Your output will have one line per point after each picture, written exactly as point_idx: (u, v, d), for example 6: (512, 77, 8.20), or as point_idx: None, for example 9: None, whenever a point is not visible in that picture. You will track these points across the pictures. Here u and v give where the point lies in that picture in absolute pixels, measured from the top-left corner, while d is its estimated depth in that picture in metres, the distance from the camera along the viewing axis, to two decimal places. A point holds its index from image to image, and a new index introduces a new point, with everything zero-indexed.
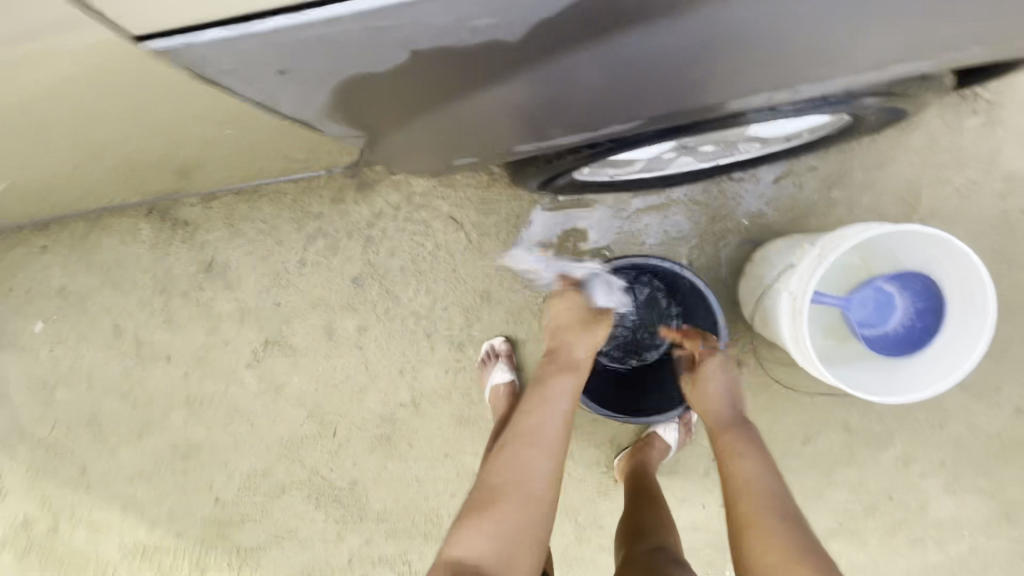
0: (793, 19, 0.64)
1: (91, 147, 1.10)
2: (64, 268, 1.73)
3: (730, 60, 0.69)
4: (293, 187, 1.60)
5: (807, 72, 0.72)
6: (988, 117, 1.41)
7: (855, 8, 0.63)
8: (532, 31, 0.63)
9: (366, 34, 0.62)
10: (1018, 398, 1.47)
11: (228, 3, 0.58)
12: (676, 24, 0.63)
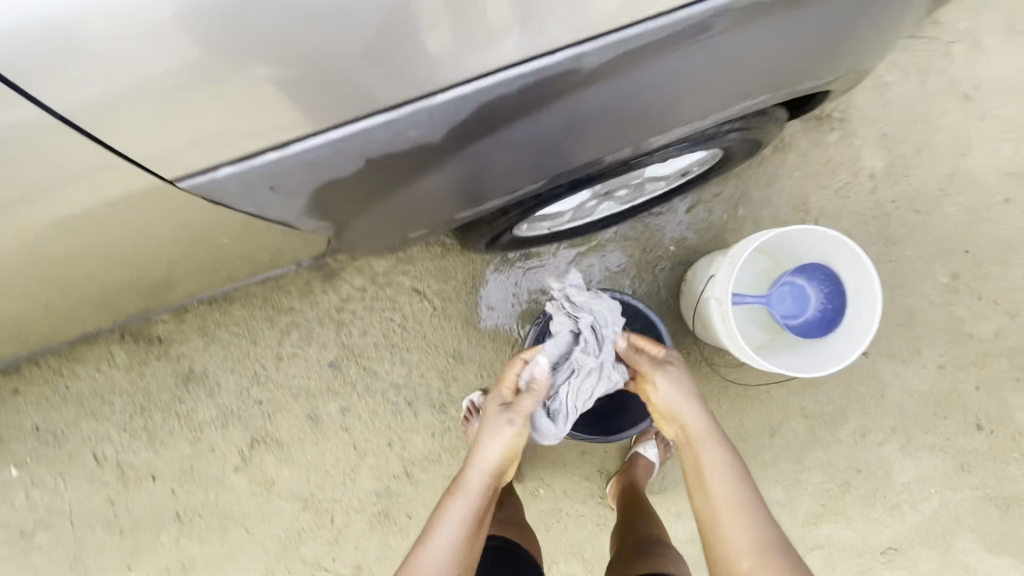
0: (634, 95, 0.85)
1: (78, 288, 1.19)
2: (37, 407, 1.74)
3: (598, 128, 0.89)
4: (261, 288, 1.71)
5: (659, 126, 0.93)
6: (846, 128, 1.69)
7: (674, 80, 0.85)
8: (449, 132, 0.81)
9: (334, 151, 0.79)
10: (938, 356, 1.67)
11: (236, 146, 0.75)
12: (547, 113, 0.82)
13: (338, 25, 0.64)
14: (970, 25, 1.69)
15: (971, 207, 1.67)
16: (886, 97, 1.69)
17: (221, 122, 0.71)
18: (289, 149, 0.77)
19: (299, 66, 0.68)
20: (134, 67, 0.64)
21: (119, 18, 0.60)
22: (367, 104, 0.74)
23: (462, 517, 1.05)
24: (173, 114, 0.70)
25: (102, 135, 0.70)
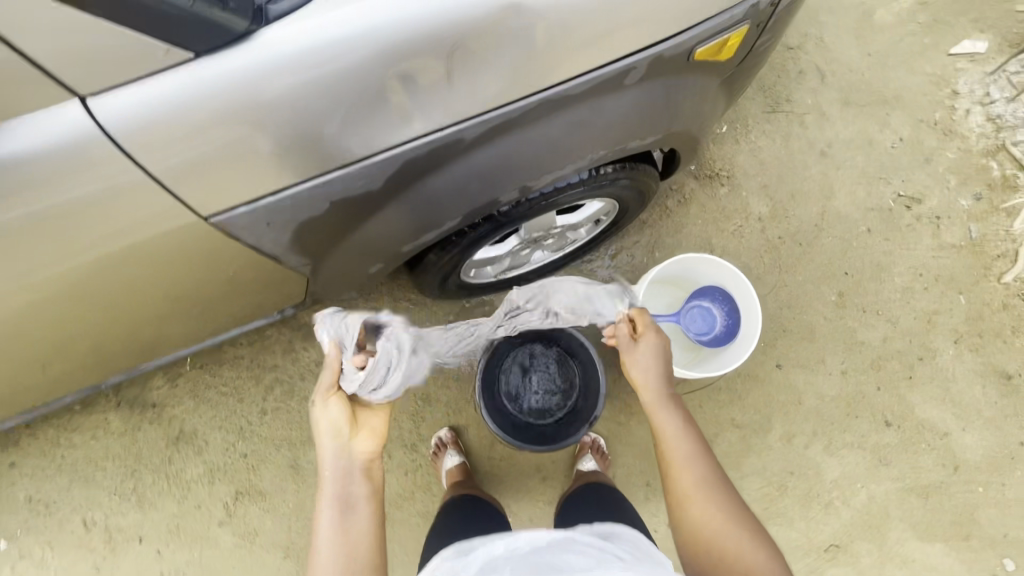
0: (523, 146, 0.97)
1: (91, 361, 1.36)
2: (32, 478, 1.85)
3: (500, 175, 0.99)
4: (249, 350, 1.93)
5: (557, 169, 1.03)
6: (733, 183, 2.08)
7: (555, 136, 0.97)
8: (386, 180, 0.94)
9: (310, 193, 0.92)
10: (840, 364, 1.93)
11: (241, 190, 0.88)
12: (445, 170, 0.95)
13: (303, 98, 0.81)
14: (816, 101, 2.16)
15: (843, 238, 2.03)
16: (760, 158, 2.11)
17: (231, 169, 0.85)
18: (282, 194, 0.91)
19: (282, 130, 0.83)
20: (165, 141, 0.81)
21: (153, 104, 0.78)
22: (336, 155, 0.88)
23: (330, 510, 1.01)
24: (195, 165, 0.83)
25: (142, 191, 0.84)
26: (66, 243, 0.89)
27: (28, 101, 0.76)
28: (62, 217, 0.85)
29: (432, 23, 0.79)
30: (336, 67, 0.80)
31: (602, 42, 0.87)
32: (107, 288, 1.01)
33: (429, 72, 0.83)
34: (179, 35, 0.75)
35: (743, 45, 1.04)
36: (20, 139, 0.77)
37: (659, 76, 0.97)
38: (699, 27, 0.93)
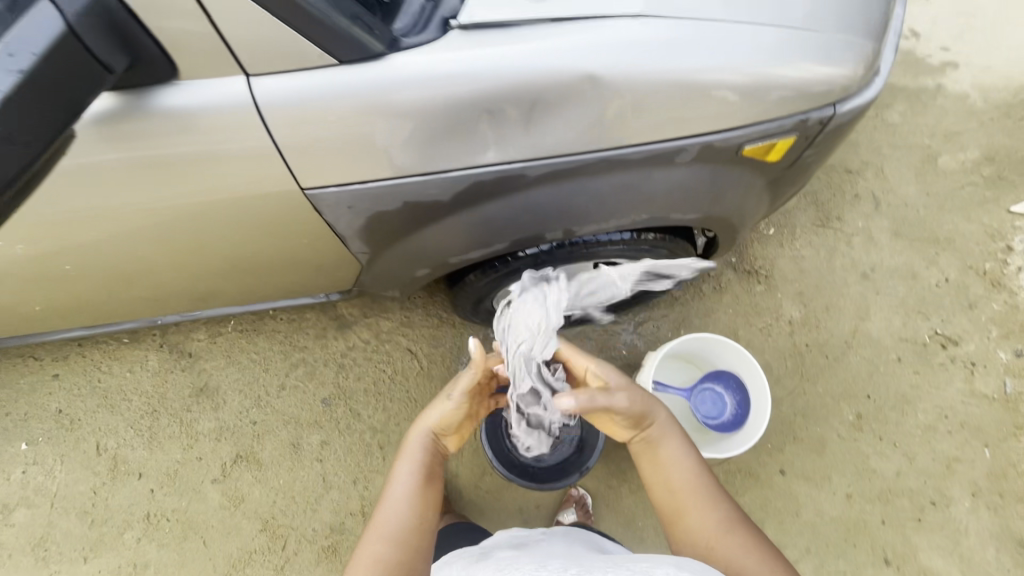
0: (578, 194, 1.07)
1: (154, 297, 1.52)
2: (67, 394, 2.02)
3: (551, 211, 1.10)
4: (287, 326, 2.08)
5: (603, 219, 1.14)
6: (769, 283, 2.15)
7: (608, 191, 1.08)
8: (454, 196, 1.04)
9: (390, 192, 1.03)
10: (847, 486, 1.89)
11: (335, 177, 1.01)
12: (506, 198, 1.06)
13: (414, 113, 0.94)
14: (866, 225, 2.24)
15: (871, 361, 2.03)
16: (801, 265, 2.17)
17: (333, 156, 0.98)
18: (367, 186, 1.03)
19: (387, 135, 0.95)
20: (289, 121, 0.94)
21: (292, 92, 0.92)
22: (424, 166, 1.00)
23: (408, 480, 1.09)
24: (307, 147, 0.97)
25: (259, 158, 0.98)
26: (190, 184, 1.02)
27: (202, 70, 0.91)
28: (193, 161, 0.99)
29: (540, 76, 0.90)
30: (450, 94, 0.91)
31: (665, 122, 0.97)
32: (201, 233, 1.15)
33: (522, 111, 0.92)
34: (333, 45, 0.89)
35: (788, 153, 1.14)
36: (188, 95, 0.93)
37: (708, 162, 1.08)
38: (751, 127, 1.03)
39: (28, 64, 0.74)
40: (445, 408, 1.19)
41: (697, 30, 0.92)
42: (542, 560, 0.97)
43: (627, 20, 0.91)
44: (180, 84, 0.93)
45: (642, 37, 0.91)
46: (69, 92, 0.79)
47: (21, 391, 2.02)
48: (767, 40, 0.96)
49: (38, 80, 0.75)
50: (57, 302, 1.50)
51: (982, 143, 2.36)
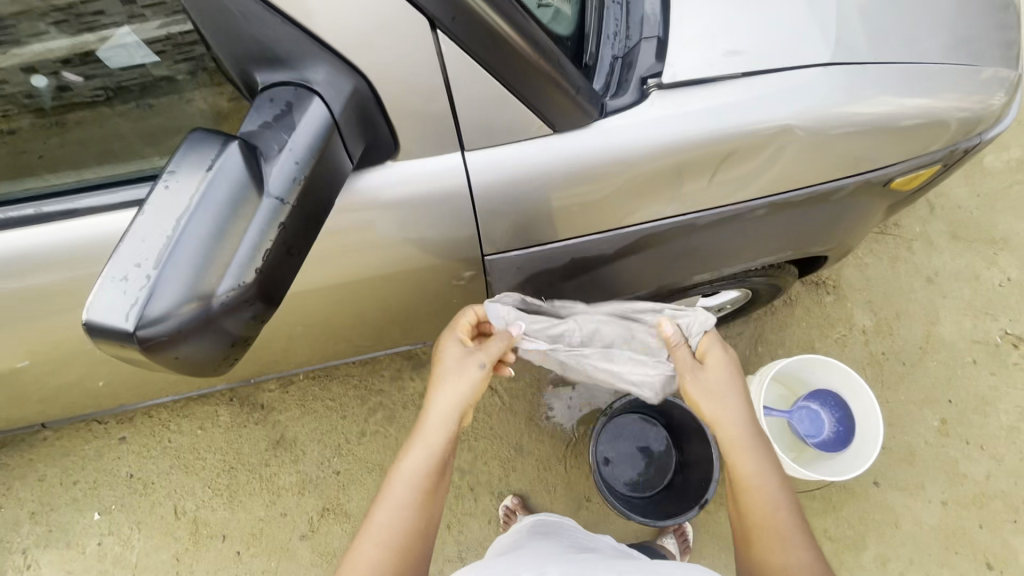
0: (740, 235, 1.05)
1: (250, 367, 1.44)
2: (137, 456, 1.93)
3: (710, 252, 1.07)
4: (360, 370, 2.03)
5: (755, 254, 1.12)
6: (838, 293, 2.15)
7: (766, 231, 1.06)
8: (625, 246, 0.99)
9: (567, 250, 0.97)
10: (942, 493, 1.89)
11: (519, 241, 0.93)
12: (675, 243, 1.02)
13: (624, 173, 0.85)
14: (924, 229, 2.26)
15: (947, 365, 2.05)
16: (866, 274, 2.19)
17: (523, 222, 0.89)
18: (549, 246, 0.95)
19: (586, 198, 0.87)
20: (489, 195, 0.84)
21: (498, 168, 0.82)
22: (612, 221, 0.93)
23: (413, 470, 0.92)
24: (499, 216, 0.87)
25: (446, 231, 0.88)
26: (366, 262, 0.91)
27: (408, 150, 0.78)
28: (368, 229, 0.85)
29: (749, 124, 0.85)
30: (661, 149, 0.83)
31: (833, 164, 0.96)
32: (343, 303, 1.03)
33: (711, 169, 0.88)
34: (555, 115, 0.79)
35: (927, 180, 1.13)
36: (393, 173, 0.81)
37: (857, 196, 1.07)
38: (905, 162, 1.04)
39: (307, 175, 0.60)
40: (469, 382, 0.98)
41: (874, 75, 0.91)
42: (543, 563, 0.85)
43: (814, 69, 0.87)
44: (389, 165, 0.80)
45: (838, 86, 0.88)
46: (331, 200, 0.65)
47: (87, 457, 1.93)
48: (924, 77, 0.96)
49: (314, 193, 0.61)
50: (147, 380, 1.42)
51: None
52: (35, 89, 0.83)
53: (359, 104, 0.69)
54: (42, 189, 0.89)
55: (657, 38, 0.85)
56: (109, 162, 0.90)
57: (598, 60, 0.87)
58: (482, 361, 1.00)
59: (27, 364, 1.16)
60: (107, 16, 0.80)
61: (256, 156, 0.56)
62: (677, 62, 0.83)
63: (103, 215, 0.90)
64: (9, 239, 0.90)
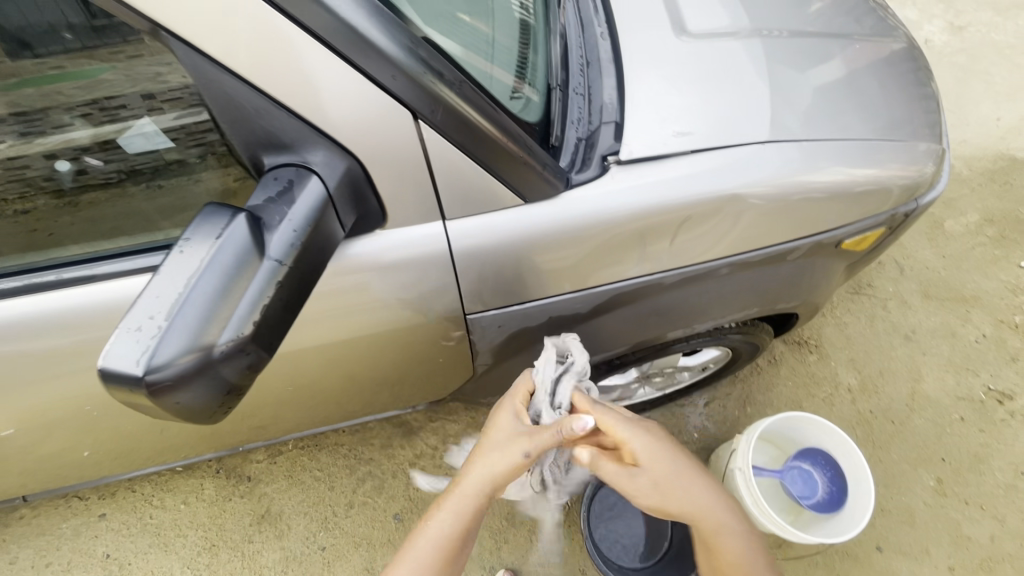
0: (705, 294, 1.13)
1: (239, 433, 1.45)
2: (116, 535, 1.87)
3: (680, 309, 1.14)
4: (350, 439, 2.02)
5: (723, 311, 1.19)
6: (820, 353, 2.20)
7: (731, 289, 1.14)
8: (598, 304, 1.06)
9: (544, 308, 1.04)
10: (949, 557, 1.83)
11: (498, 301, 1.00)
12: (645, 301, 1.09)
13: (590, 237, 0.94)
14: (897, 289, 2.36)
15: (935, 422, 2.06)
16: (846, 333, 2.25)
17: (500, 283, 0.97)
18: (526, 306, 1.02)
19: (558, 261, 0.96)
20: (469, 258, 0.92)
21: (476, 233, 0.90)
22: (583, 282, 1.01)
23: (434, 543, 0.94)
24: (478, 277, 0.95)
25: (429, 293, 0.95)
26: (354, 324, 0.97)
27: (395, 219, 0.87)
28: (357, 292, 0.92)
29: (700, 193, 0.95)
30: (622, 216, 0.93)
31: (784, 227, 1.06)
32: (336, 364, 1.08)
33: (670, 233, 0.97)
34: (525, 187, 0.89)
35: (876, 241, 1.23)
36: (381, 240, 0.89)
37: (812, 257, 1.16)
38: (852, 225, 1.14)
39: (303, 241, 0.68)
40: (509, 465, 0.96)
41: (810, 151, 1.02)
42: None
43: (755, 146, 0.99)
44: (378, 233, 0.89)
45: (779, 161, 0.99)
46: (324, 262, 0.72)
47: (64, 536, 1.86)
48: (857, 151, 1.08)
49: (309, 256, 0.69)
50: (133, 449, 1.43)
51: (979, 207, 2.56)
52: (54, 172, 0.94)
53: (351, 181, 0.79)
54: (59, 258, 0.97)
55: (615, 123, 0.97)
56: (119, 236, 0.98)
57: (564, 141, 0.97)
58: (527, 451, 0.95)
59: (18, 432, 1.19)
60: (127, 111, 0.92)
61: (259, 226, 0.64)
62: (633, 142, 0.95)
63: (116, 281, 0.97)
64: (22, 305, 0.96)
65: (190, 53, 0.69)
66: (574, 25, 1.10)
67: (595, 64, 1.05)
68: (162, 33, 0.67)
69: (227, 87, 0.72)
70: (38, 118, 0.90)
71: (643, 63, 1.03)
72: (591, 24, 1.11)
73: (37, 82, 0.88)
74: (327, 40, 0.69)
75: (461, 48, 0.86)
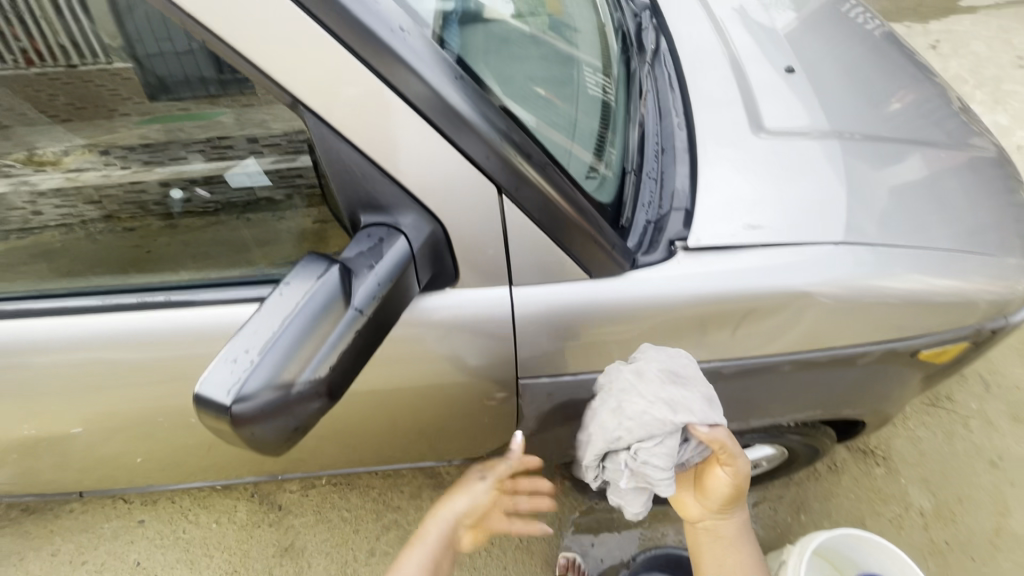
0: (764, 388, 1.08)
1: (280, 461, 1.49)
2: (148, 543, 1.92)
3: (737, 401, 1.10)
4: (382, 482, 2.02)
5: (782, 407, 1.14)
6: (888, 466, 2.02)
7: (793, 386, 1.09)
8: None
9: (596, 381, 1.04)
10: None
11: (550, 368, 1.02)
12: None
13: (650, 317, 0.95)
14: (980, 407, 2.16)
15: None
16: (919, 448, 2.06)
17: (556, 351, 0.99)
18: (578, 377, 1.03)
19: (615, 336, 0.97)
20: (530, 324, 0.95)
21: (539, 301, 0.94)
22: None
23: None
24: (535, 344, 0.98)
25: (485, 353, 0.99)
26: (410, 374, 1.01)
27: (465, 281, 0.92)
28: (419, 343, 0.97)
29: (767, 286, 0.94)
30: (685, 300, 0.93)
31: (855, 328, 1.02)
32: (386, 408, 1.11)
33: (732, 323, 0.96)
34: (592, 264, 0.92)
35: (958, 354, 1.15)
36: (448, 298, 0.94)
37: (884, 363, 1.10)
38: (930, 335, 1.08)
39: (384, 293, 0.73)
40: (473, 494, 1.12)
41: (886, 255, 0.99)
42: None
43: (827, 246, 0.98)
44: (446, 291, 0.93)
45: (855, 262, 0.97)
46: (398, 313, 0.77)
47: (103, 536, 1.94)
48: (940, 260, 1.03)
49: (386, 308, 0.74)
50: (182, 462, 1.49)
51: None
52: (166, 198, 1.09)
53: (432, 244, 0.85)
54: (167, 282, 1.06)
55: (685, 210, 0.99)
56: (213, 269, 1.07)
57: (633, 223, 1.00)
58: (484, 475, 1.15)
59: (92, 430, 1.28)
60: (234, 150, 1.07)
61: (348, 277, 0.70)
62: (703, 230, 0.96)
63: (216, 307, 1.05)
64: (133, 321, 1.06)
65: (317, 125, 0.78)
66: (653, 115, 1.15)
67: (670, 152, 1.08)
68: (297, 106, 0.76)
69: (342, 153, 0.79)
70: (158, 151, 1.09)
71: (719, 155, 1.05)
72: (669, 114, 1.15)
73: (165, 121, 1.09)
74: (434, 121, 0.77)
75: (547, 132, 0.93)
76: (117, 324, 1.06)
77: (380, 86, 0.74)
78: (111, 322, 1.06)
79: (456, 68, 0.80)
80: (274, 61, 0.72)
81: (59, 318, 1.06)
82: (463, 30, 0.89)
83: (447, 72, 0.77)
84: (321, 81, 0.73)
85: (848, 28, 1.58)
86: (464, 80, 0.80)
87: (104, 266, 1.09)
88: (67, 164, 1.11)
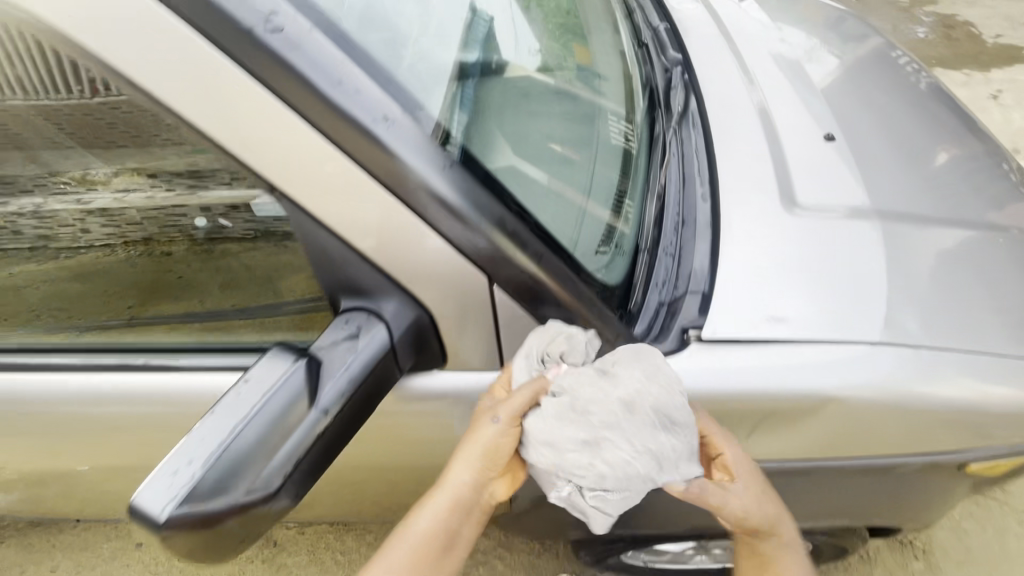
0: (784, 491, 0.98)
1: None
2: (142, 569, 1.90)
3: None
4: (378, 527, 1.95)
5: (803, 511, 1.02)
6: (927, 561, 1.83)
7: (816, 491, 0.98)
8: None
9: None
10: None
11: None
12: None
13: None
14: None
15: None
16: (965, 543, 1.86)
17: None
18: None
19: None
20: None
21: None
22: None
23: (422, 541, 0.86)
24: None
25: None
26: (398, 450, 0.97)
27: (454, 364, 0.87)
28: (407, 420, 0.92)
29: (790, 388, 0.85)
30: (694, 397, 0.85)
31: (891, 437, 0.90)
32: (371, 479, 1.05)
33: (747, 423, 0.88)
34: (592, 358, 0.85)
35: (1014, 469, 1.01)
36: (436, 379, 0.89)
37: (925, 475, 0.97)
38: (980, 448, 0.95)
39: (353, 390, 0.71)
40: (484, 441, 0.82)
41: (930, 358, 0.88)
42: None
43: (862, 345, 0.87)
44: (434, 372, 0.89)
45: (894, 368, 0.87)
46: (370, 408, 0.74)
47: (100, 557, 1.93)
48: (997, 367, 0.91)
49: (355, 405, 0.72)
50: None
51: None
52: (195, 225, 0.96)
53: (415, 330, 0.79)
54: (149, 344, 1.00)
55: (702, 294, 0.91)
56: (206, 333, 1.00)
57: (643, 306, 0.92)
58: (497, 415, 0.80)
59: (78, 475, 1.24)
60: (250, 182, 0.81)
61: (314, 376, 0.69)
62: (719, 320, 0.88)
63: (194, 374, 0.98)
64: (114, 381, 1.00)
65: (294, 211, 0.74)
66: (675, 182, 1.06)
67: (692, 225, 1.00)
68: (276, 192, 0.72)
69: (320, 239, 0.76)
70: (199, 176, 0.87)
71: (743, 235, 0.97)
72: (693, 181, 1.06)
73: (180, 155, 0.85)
74: (418, 209, 0.72)
75: (551, 213, 0.87)
76: (98, 383, 1.00)
77: (359, 175, 0.69)
78: (91, 380, 1.00)
79: (446, 142, 0.76)
80: (253, 149, 0.68)
81: (42, 372, 1.01)
82: (483, 79, 0.92)
83: (436, 148, 0.73)
84: (299, 170, 0.70)
85: (898, 90, 1.47)
86: (452, 157, 0.75)
87: (97, 307, 1.03)
88: (116, 184, 0.95)
